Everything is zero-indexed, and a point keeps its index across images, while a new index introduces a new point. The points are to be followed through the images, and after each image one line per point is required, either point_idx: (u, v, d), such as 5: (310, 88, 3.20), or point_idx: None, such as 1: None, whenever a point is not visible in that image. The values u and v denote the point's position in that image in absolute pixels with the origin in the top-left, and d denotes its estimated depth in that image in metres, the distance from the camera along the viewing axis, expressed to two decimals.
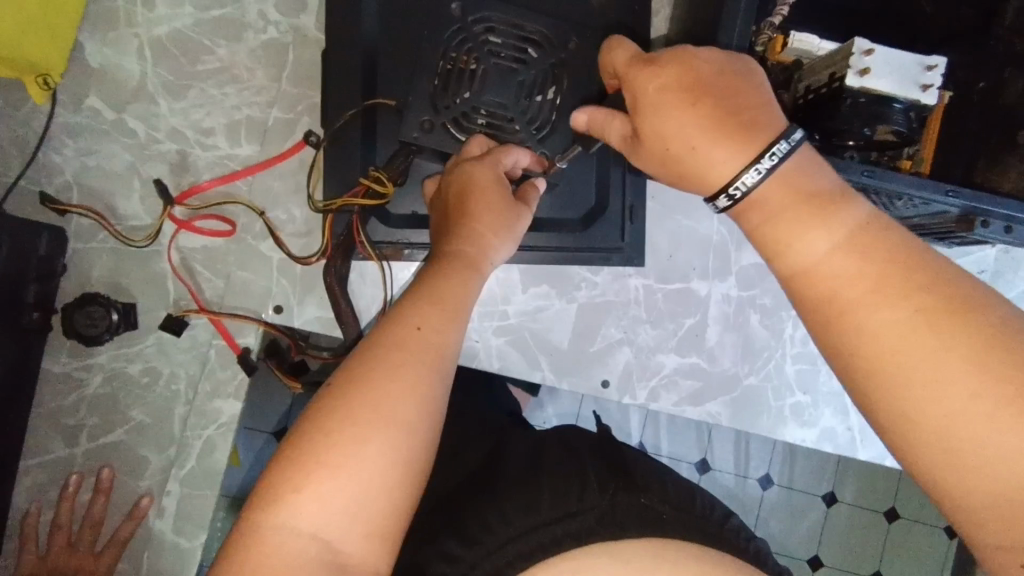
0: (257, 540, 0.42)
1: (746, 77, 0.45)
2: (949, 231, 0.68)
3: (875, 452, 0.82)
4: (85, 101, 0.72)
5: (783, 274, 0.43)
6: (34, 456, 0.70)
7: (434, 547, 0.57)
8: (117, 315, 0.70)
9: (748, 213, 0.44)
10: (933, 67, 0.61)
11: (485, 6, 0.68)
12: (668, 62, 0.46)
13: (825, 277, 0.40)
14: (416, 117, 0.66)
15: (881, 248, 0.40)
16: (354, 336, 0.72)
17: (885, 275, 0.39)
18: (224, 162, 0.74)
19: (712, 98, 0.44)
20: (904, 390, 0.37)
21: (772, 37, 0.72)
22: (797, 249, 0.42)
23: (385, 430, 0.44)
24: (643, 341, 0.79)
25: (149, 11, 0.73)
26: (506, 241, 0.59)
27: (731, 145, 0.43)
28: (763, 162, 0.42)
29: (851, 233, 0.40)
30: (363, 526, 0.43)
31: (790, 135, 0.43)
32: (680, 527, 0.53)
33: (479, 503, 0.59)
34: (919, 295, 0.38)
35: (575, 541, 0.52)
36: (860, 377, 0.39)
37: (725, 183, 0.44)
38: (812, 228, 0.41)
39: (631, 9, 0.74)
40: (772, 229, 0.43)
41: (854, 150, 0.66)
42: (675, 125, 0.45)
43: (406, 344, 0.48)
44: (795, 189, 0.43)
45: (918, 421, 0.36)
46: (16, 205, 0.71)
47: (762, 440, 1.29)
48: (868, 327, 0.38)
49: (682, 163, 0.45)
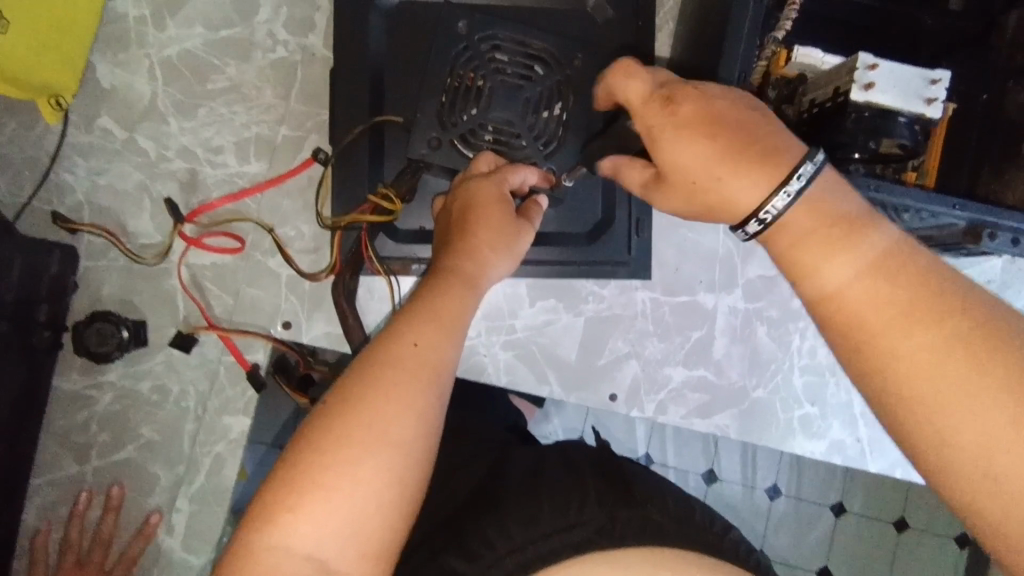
0: (251, 560, 0.42)
1: (762, 113, 0.46)
2: (956, 244, 0.68)
3: (885, 464, 0.81)
4: (96, 121, 0.73)
5: (810, 298, 0.43)
6: (45, 473, 0.71)
7: (434, 563, 0.55)
8: (127, 331, 0.70)
9: (776, 239, 0.44)
10: (937, 81, 0.62)
11: (491, 23, 0.68)
12: (689, 96, 0.46)
13: (852, 302, 0.40)
14: (424, 134, 0.67)
15: (906, 273, 0.40)
16: (359, 342, 0.72)
17: (913, 299, 0.39)
18: (233, 180, 0.75)
19: (730, 133, 0.44)
20: (939, 416, 0.37)
21: (776, 51, 0.72)
22: (821, 273, 0.42)
23: (380, 450, 0.44)
24: (650, 354, 0.79)
25: (159, 32, 0.75)
26: (506, 257, 0.59)
27: (758, 174, 0.43)
28: (791, 186, 0.42)
29: (877, 258, 0.40)
30: (357, 547, 0.43)
31: (813, 159, 0.43)
32: (679, 535, 0.54)
33: (482, 514, 0.59)
34: (951, 320, 0.38)
35: (575, 550, 0.52)
36: (894, 403, 0.39)
37: (752, 209, 0.44)
38: (841, 253, 0.41)
39: (635, 26, 0.75)
40: (798, 252, 0.43)
41: (860, 163, 0.66)
42: (696, 158, 0.45)
43: (405, 364, 0.48)
44: (822, 213, 0.42)
45: (953, 446, 0.37)
46: (29, 224, 0.71)
47: (770, 450, 1.28)
48: (901, 353, 0.38)
49: (702, 195, 0.45)
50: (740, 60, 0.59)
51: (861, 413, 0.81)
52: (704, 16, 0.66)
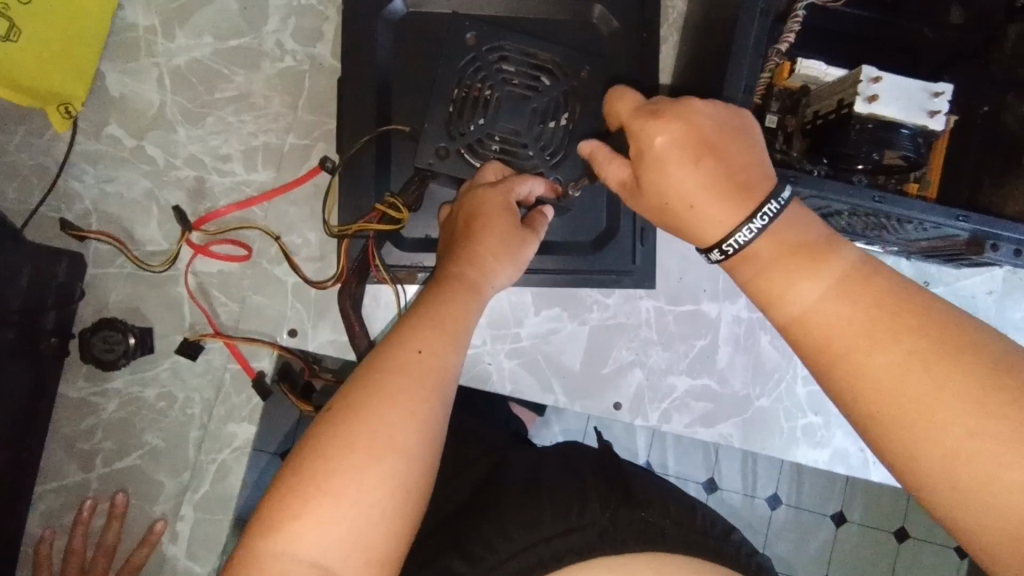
0: (257, 566, 0.42)
1: (744, 135, 0.47)
2: (959, 253, 0.69)
3: (889, 473, 0.82)
4: (104, 129, 0.74)
5: (780, 323, 0.45)
6: (49, 480, 0.71)
7: (436, 565, 0.55)
8: (133, 338, 0.70)
9: (740, 268, 0.46)
10: (940, 94, 0.63)
11: (499, 34, 0.69)
12: (676, 113, 0.46)
13: (817, 325, 0.42)
14: (432, 143, 0.67)
15: (867, 294, 0.41)
16: (365, 349, 0.72)
17: (869, 320, 0.40)
18: (241, 188, 0.75)
19: (713, 159, 0.45)
20: (907, 431, 0.38)
21: (779, 63, 0.72)
22: (786, 299, 0.43)
23: (385, 456, 0.44)
24: (654, 362, 0.79)
25: (168, 42, 0.75)
26: (509, 265, 0.60)
27: (730, 205, 0.45)
28: (756, 221, 0.44)
29: (837, 282, 0.42)
30: (363, 553, 0.43)
31: (778, 196, 0.45)
32: (681, 540, 0.54)
33: (481, 517, 0.58)
34: (907, 338, 0.39)
35: (576, 555, 0.53)
36: (865, 421, 0.40)
37: (719, 238, 0.46)
38: (801, 279, 0.43)
39: (640, 37, 0.75)
40: (763, 281, 0.45)
41: (863, 173, 0.67)
42: (677, 182, 0.46)
43: (408, 370, 0.48)
44: (783, 242, 0.44)
45: (924, 462, 0.38)
46: (37, 230, 0.72)
47: (770, 459, 1.28)
48: (864, 374, 0.40)
49: (679, 219, 0.47)
50: (746, 72, 0.59)
51: (866, 423, 0.81)
52: (709, 29, 0.67)
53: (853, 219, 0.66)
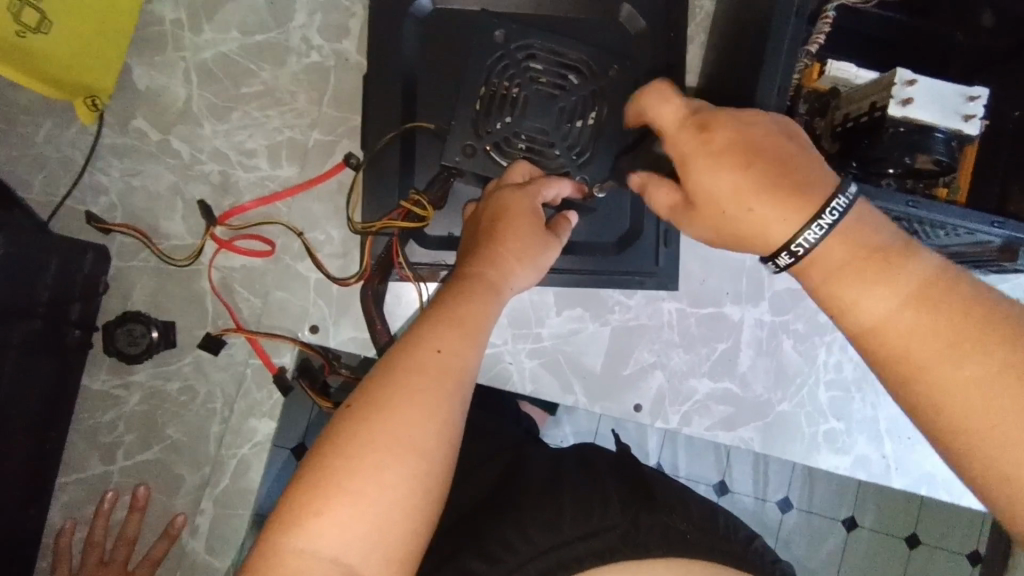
0: (277, 561, 0.42)
1: (795, 141, 0.46)
2: (990, 259, 0.69)
3: (911, 481, 0.81)
4: (130, 123, 0.74)
5: (851, 331, 0.44)
6: (71, 472, 0.71)
7: (453, 564, 0.55)
8: (156, 333, 0.71)
9: (809, 272, 0.45)
10: (975, 99, 0.62)
11: (528, 33, 0.68)
12: (726, 123, 0.46)
13: (896, 333, 0.42)
14: (460, 140, 0.67)
15: (947, 302, 0.41)
16: (383, 342, 0.71)
17: (956, 330, 0.40)
18: (265, 183, 0.75)
19: (768, 162, 0.45)
20: (993, 447, 0.38)
21: (808, 65, 0.71)
22: (863, 305, 0.43)
23: (404, 455, 0.44)
24: (675, 364, 0.79)
25: (195, 36, 0.75)
26: (530, 268, 0.59)
27: (792, 208, 0.44)
28: (825, 219, 0.43)
29: (919, 287, 0.42)
30: (381, 553, 0.43)
31: (845, 191, 0.44)
32: (704, 546, 0.54)
33: (497, 518, 0.58)
34: (998, 350, 0.39)
35: (599, 559, 0.53)
36: (940, 431, 0.40)
37: (785, 241, 0.44)
38: (881, 287, 0.42)
39: (668, 36, 0.75)
40: (836, 286, 0.44)
41: (892, 178, 0.66)
42: (732, 187, 0.45)
43: (427, 370, 0.48)
44: (858, 246, 0.43)
45: (1010, 478, 0.38)
46: (62, 223, 0.72)
47: (781, 462, 1.27)
48: (950, 386, 0.40)
49: (734, 223, 0.46)
50: (780, 73, 0.58)
51: (886, 429, 0.81)
52: (739, 29, 0.66)
53: (884, 224, 0.65)
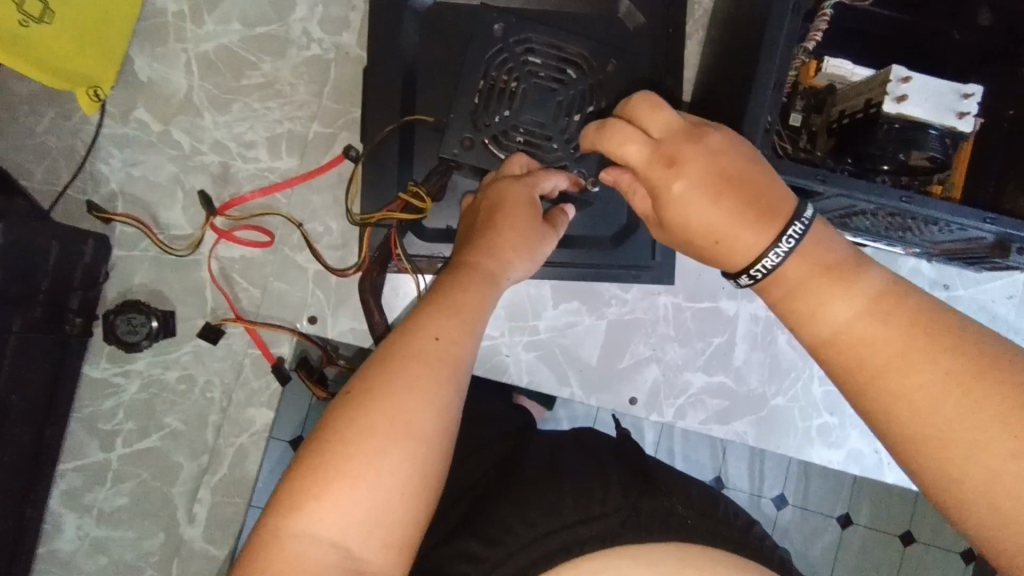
0: (278, 545, 0.42)
1: (760, 165, 0.46)
2: (984, 257, 0.69)
3: (902, 476, 0.81)
4: (132, 113, 0.74)
5: (810, 343, 0.44)
6: (72, 459, 0.72)
7: (451, 548, 0.55)
8: (156, 322, 0.71)
9: (770, 288, 0.46)
10: (969, 96, 0.62)
11: (526, 27, 0.69)
12: (692, 159, 0.46)
13: (851, 343, 0.42)
14: (458, 134, 0.67)
15: (898, 314, 0.41)
16: (381, 328, 0.72)
17: (905, 339, 0.40)
18: (265, 175, 0.76)
19: (733, 195, 0.45)
20: (941, 452, 0.38)
21: (805, 61, 0.71)
22: (821, 317, 0.43)
23: (404, 441, 0.45)
24: (671, 358, 0.79)
25: (197, 28, 0.76)
26: (528, 259, 0.60)
27: (757, 234, 0.45)
28: (782, 244, 0.44)
29: (872, 299, 0.42)
30: (380, 537, 0.43)
31: (802, 216, 0.44)
32: (704, 532, 0.54)
33: (500, 503, 0.59)
34: (944, 358, 0.39)
35: (600, 542, 0.52)
36: (901, 443, 0.40)
37: (747, 263, 0.45)
38: (835, 299, 0.43)
39: (666, 32, 0.75)
40: (794, 300, 0.44)
41: (887, 174, 0.67)
42: (701, 222, 0.46)
43: (426, 358, 0.48)
44: (813, 261, 0.44)
45: (960, 485, 0.37)
46: (63, 211, 0.73)
47: (776, 459, 1.28)
48: (902, 394, 0.39)
49: (707, 253, 0.47)
50: (776, 68, 0.58)
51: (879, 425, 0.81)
52: (737, 25, 0.67)
53: (879, 219, 0.65)
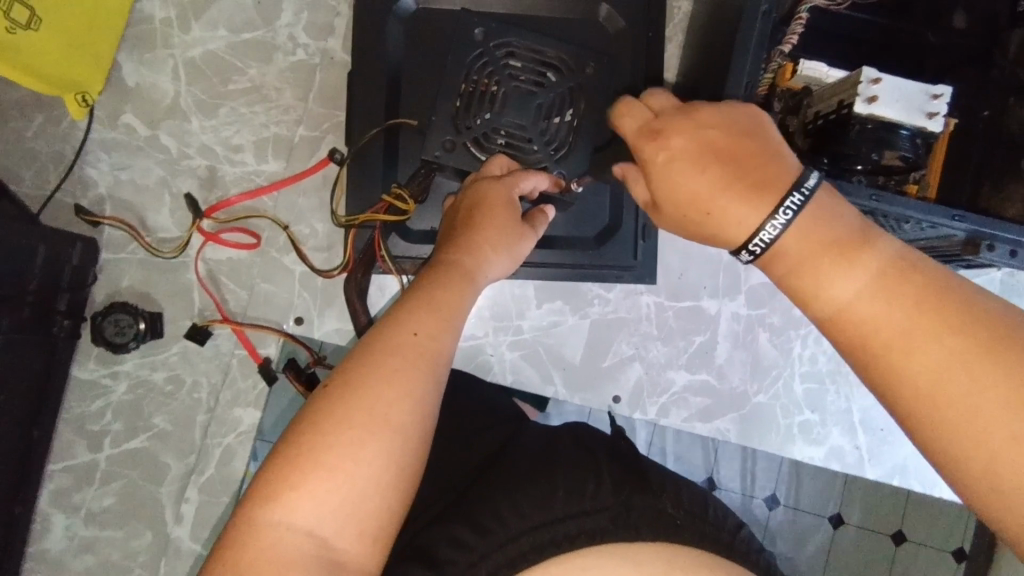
0: (255, 535, 0.43)
1: (754, 137, 0.46)
2: (955, 254, 0.70)
3: (884, 472, 0.82)
4: (120, 118, 0.76)
5: (815, 317, 0.43)
6: (61, 459, 0.72)
7: (436, 532, 0.57)
8: (144, 324, 0.72)
9: (772, 264, 0.44)
10: (939, 96, 0.64)
11: (507, 32, 0.71)
12: (678, 131, 0.47)
13: (853, 320, 0.41)
14: (440, 136, 0.68)
15: (902, 288, 0.40)
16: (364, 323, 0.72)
17: (909, 315, 0.39)
18: (252, 178, 0.77)
19: (723, 165, 0.45)
20: (939, 432, 0.37)
21: (783, 64, 0.73)
22: (823, 292, 0.42)
23: (382, 434, 0.46)
24: (654, 357, 0.81)
25: (184, 34, 0.77)
26: (506, 257, 0.61)
27: (748, 203, 0.44)
28: (780, 217, 0.43)
29: (877, 273, 0.41)
30: (356, 527, 0.44)
31: (803, 188, 0.43)
32: (694, 532, 0.55)
33: (492, 489, 0.60)
34: (949, 336, 0.38)
35: (589, 539, 0.54)
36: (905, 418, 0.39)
37: (744, 238, 0.44)
38: (837, 273, 0.42)
39: (645, 37, 0.77)
40: (796, 277, 0.43)
41: (862, 173, 0.68)
42: (690, 191, 0.46)
43: (404, 353, 0.49)
44: (814, 238, 0.43)
45: (959, 462, 0.37)
46: (53, 215, 0.74)
47: (769, 458, 1.16)
48: (903, 371, 0.39)
49: (699, 226, 0.46)
50: (747, 71, 0.60)
51: (860, 421, 0.83)
52: (712, 29, 0.69)
53: None
